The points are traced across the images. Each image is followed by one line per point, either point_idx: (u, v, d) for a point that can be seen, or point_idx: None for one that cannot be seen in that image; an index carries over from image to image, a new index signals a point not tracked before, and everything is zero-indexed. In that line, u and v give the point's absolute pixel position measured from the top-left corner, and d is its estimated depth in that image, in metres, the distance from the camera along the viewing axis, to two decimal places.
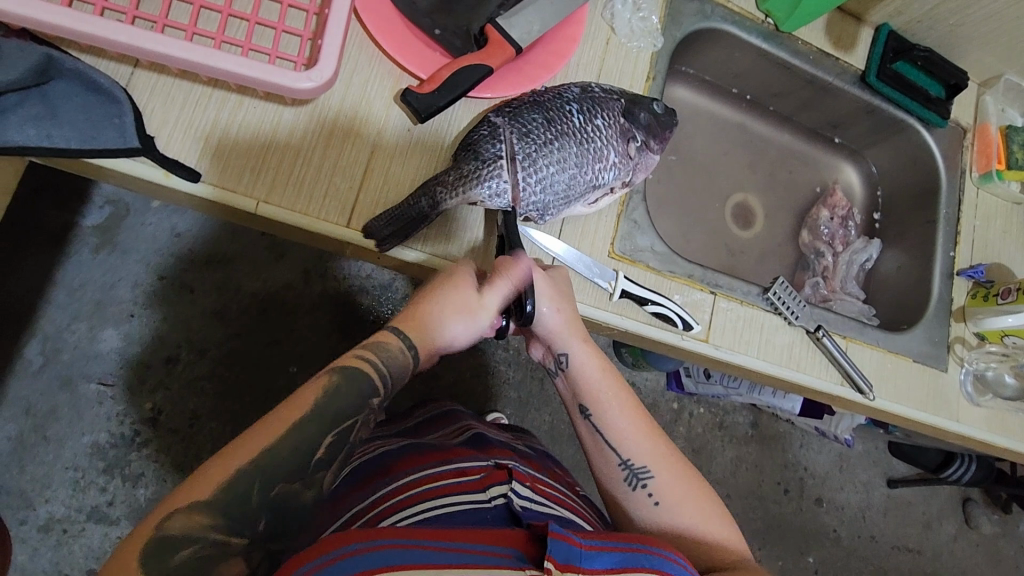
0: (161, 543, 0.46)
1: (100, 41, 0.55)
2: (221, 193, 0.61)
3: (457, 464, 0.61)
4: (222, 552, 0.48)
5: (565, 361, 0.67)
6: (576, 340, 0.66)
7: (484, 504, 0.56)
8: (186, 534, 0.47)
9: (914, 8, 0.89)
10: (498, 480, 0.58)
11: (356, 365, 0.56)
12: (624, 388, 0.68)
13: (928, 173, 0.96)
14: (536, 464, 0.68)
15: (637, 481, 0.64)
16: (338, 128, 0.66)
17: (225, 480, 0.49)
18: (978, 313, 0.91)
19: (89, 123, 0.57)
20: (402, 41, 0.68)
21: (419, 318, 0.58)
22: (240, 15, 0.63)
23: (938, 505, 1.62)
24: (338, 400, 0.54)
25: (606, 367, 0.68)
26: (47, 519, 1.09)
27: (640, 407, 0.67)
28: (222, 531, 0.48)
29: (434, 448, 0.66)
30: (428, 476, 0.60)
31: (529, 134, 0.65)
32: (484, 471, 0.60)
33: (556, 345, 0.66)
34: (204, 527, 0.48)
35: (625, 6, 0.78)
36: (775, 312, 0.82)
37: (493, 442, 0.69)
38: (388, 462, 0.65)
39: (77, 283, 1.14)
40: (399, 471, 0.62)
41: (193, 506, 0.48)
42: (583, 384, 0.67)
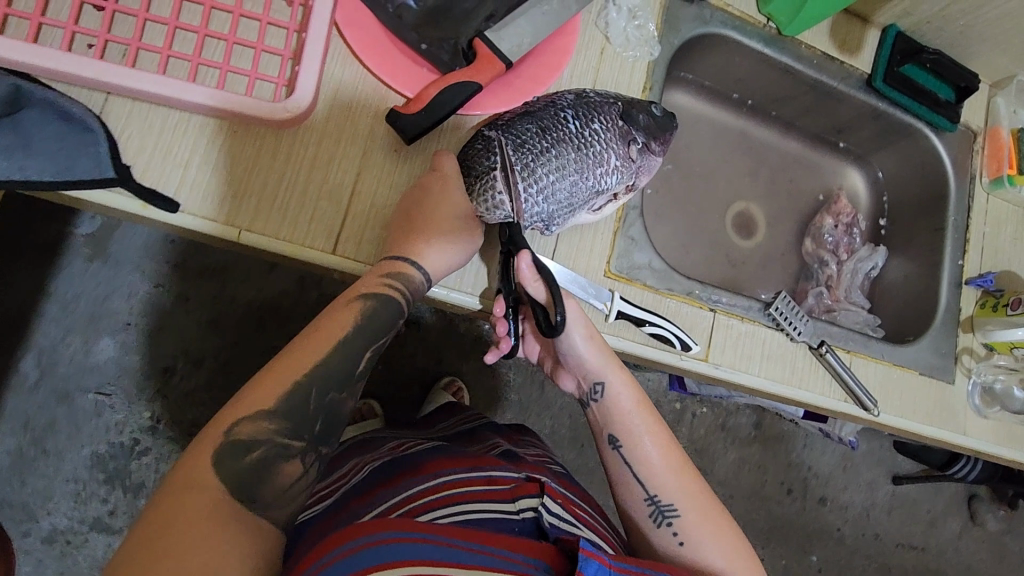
0: (232, 446, 0.47)
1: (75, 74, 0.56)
2: (202, 223, 0.59)
3: (488, 471, 0.57)
4: (284, 453, 0.49)
5: (599, 392, 0.66)
6: (610, 370, 0.65)
7: (512, 516, 0.52)
8: (255, 439, 0.48)
9: (922, 9, 0.85)
10: (530, 492, 0.54)
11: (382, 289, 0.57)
12: (657, 422, 0.66)
13: (936, 179, 0.93)
14: (567, 482, 0.64)
15: (663, 519, 0.62)
16: (323, 148, 0.63)
17: (285, 387, 0.50)
18: (987, 324, 0.88)
19: (62, 153, 0.55)
20: (388, 59, 0.66)
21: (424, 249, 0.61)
22: (217, 35, 0.60)
23: (943, 501, 1.60)
24: (370, 323, 0.56)
25: (641, 400, 0.67)
26: (50, 530, 1.09)
27: (673, 443, 0.66)
28: (286, 435, 0.49)
29: (464, 451, 0.61)
30: (456, 482, 0.55)
31: (524, 145, 0.62)
32: (515, 481, 0.55)
33: (590, 372, 0.66)
34: (270, 432, 0.49)
35: (620, 14, 0.75)
36: (778, 328, 0.79)
37: (522, 457, 0.64)
38: (415, 463, 0.60)
39: (71, 297, 1.12)
40: (428, 474, 0.57)
41: (257, 413, 0.49)
42: (615, 413, 0.66)
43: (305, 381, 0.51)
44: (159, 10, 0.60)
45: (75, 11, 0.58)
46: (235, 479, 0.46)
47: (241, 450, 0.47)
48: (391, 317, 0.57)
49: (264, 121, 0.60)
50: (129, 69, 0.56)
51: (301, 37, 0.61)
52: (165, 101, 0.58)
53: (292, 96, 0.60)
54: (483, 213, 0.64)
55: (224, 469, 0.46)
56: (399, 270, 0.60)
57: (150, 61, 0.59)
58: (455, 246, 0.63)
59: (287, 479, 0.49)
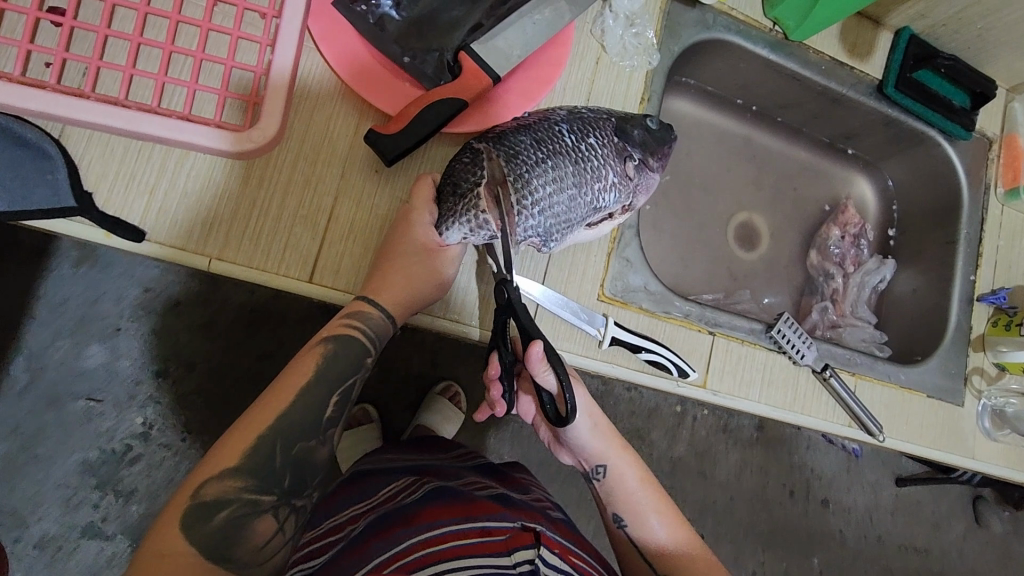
0: (198, 508, 0.49)
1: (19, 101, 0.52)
2: (169, 252, 0.56)
3: (482, 522, 0.55)
4: (254, 510, 0.51)
5: (602, 473, 0.64)
6: (613, 451, 0.64)
7: (509, 569, 0.50)
8: (222, 499, 0.50)
9: (938, 11, 0.81)
10: (525, 544, 0.52)
11: (344, 333, 0.58)
12: (664, 499, 0.64)
13: (949, 188, 0.89)
14: (564, 529, 0.62)
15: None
16: (298, 171, 0.61)
17: (251, 443, 0.52)
18: (999, 343, 0.84)
19: (18, 181, 0.54)
20: (367, 74, 0.62)
21: (389, 287, 0.59)
22: (183, 52, 0.58)
23: (948, 504, 1.52)
24: (331, 368, 0.57)
25: (645, 478, 0.65)
26: (41, 537, 1.01)
27: (680, 518, 0.63)
28: (254, 490, 0.51)
29: (458, 498, 0.59)
30: (448, 534, 0.54)
31: (517, 155, 0.56)
32: (509, 531, 0.54)
33: (592, 454, 0.63)
34: (238, 489, 0.51)
35: (616, 21, 0.71)
36: (779, 351, 0.76)
37: (519, 503, 0.62)
38: (409, 511, 0.58)
39: (59, 299, 1.04)
40: (423, 524, 0.56)
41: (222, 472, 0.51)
42: (622, 495, 0.63)
43: (271, 434, 0.53)
44: (122, 26, 0.57)
45: (31, 29, 0.55)
46: (206, 542, 0.48)
47: (208, 511, 0.49)
48: (355, 359, 0.58)
49: (228, 155, 0.58)
50: (72, 99, 0.53)
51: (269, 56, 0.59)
52: (120, 134, 0.56)
53: (257, 126, 0.57)
54: (464, 236, 0.59)
55: (190, 535, 0.48)
56: (363, 310, 0.59)
57: (112, 80, 0.57)
58: (427, 285, 0.61)
59: (262, 536, 0.51)
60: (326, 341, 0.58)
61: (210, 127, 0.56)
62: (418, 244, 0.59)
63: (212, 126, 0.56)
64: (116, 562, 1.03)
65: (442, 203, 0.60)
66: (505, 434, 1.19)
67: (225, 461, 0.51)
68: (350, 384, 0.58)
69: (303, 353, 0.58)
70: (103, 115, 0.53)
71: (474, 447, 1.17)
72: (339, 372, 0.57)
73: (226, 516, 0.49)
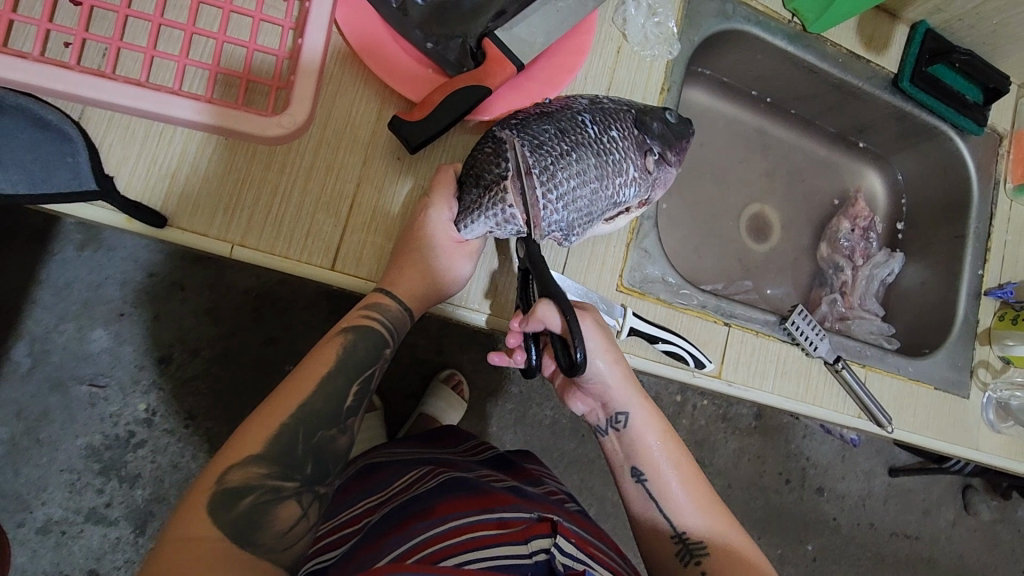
0: (224, 494, 0.49)
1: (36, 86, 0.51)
2: (192, 237, 0.56)
3: (498, 514, 0.55)
4: (276, 496, 0.51)
5: (622, 422, 0.62)
6: (635, 399, 0.62)
7: (525, 560, 0.50)
8: (245, 486, 0.50)
9: (956, 5, 0.81)
10: (542, 532, 0.52)
11: (362, 322, 0.58)
12: (684, 455, 0.63)
13: (960, 183, 0.90)
14: (580, 521, 0.62)
15: (691, 557, 0.58)
16: (321, 158, 0.60)
17: (272, 431, 0.52)
18: (1005, 337, 0.85)
19: (39, 163, 0.53)
20: (389, 61, 0.61)
21: (404, 275, 0.59)
22: (205, 33, 0.57)
23: (938, 492, 1.54)
24: (351, 357, 0.57)
25: (666, 432, 0.63)
26: (45, 521, 1.01)
27: (699, 476, 0.62)
28: (276, 477, 0.51)
29: (472, 491, 0.60)
30: (466, 526, 0.54)
31: (541, 146, 0.56)
32: (525, 521, 0.54)
33: (612, 403, 0.62)
34: (261, 476, 0.51)
35: (638, 10, 0.70)
36: (793, 343, 0.77)
37: (534, 495, 0.63)
38: (425, 504, 0.59)
39: (63, 282, 1.03)
40: (439, 517, 0.56)
41: (246, 459, 0.51)
42: (639, 447, 0.62)
43: (291, 421, 0.53)
44: (142, 7, 0.57)
45: (49, 7, 0.54)
46: (231, 527, 0.48)
47: (233, 498, 0.49)
48: (374, 349, 0.59)
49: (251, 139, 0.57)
50: (97, 80, 0.52)
51: (295, 41, 0.58)
52: (144, 116, 0.55)
53: (287, 111, 0.56)
54: (493, 229, 0.59)
55: (216, 520, 0.48)
56: (380, 301, 0.59)
57: (133, 61, 0.56)
58: (443, 278, 0.61)
59: (285, 522, 0.51)
60: (346, 330, 0.58)
61: (235, 111, 0.55)
62: (436, 238, 0.59)
63: (237, 109, 0.55)
64: (121, 546, 1.03)
65: (463, 194, 0.59)
66: (509, 420, 1.20)
67: (246, 448, 0.51)
68: (370, 373, 0.59)
69: (322, 343, 0.58)
70: (128, 96, 0.52)
71: (478, 433, 1.18)
72: (359, 362, 0.58)
73: (251, 501, 0.50)
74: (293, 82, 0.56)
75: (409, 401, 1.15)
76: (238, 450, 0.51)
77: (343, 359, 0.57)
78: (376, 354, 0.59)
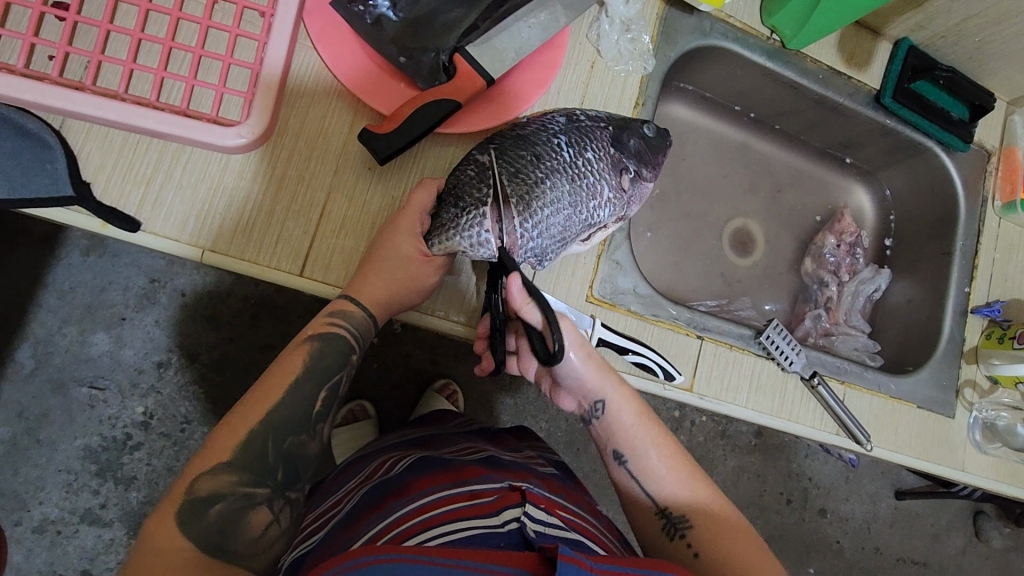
0: (194, 504, 0.50)
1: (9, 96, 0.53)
2: (163, 243, 0.58)
3: (471, 486, 0.55)
4: (249, 503, 0.52)
5: (600, 410, 0.62)
6: (610, 384, 0.61)
7: (498, 529, 0.49)
8: (216, 494, 0.51)
9: (936, 22, 0.81)
10: (513, 502, 0.51)
11: (328, 329, 0.59)
12: (662, 432, 0.62)
13: (946, 200, 0.89)
14: (554, 485, 0.62)
15: (676, 530, 0.57)
16: (291, 168, 0.62)
17: (242, 437, 0.54)
18: (992, 356, 0.84)
19: (19, 169, 0.56)
20: (361, 75, 0.63)
21: (367, 283, 0.60)
22: (183, 48, 0.59)
23: (947, 517, 1.50)
24: (318, 363, 0.58)
25: (643, 412, 0.62)
26: (41, 521, 1.03)
27: (680, 451, 0.61)
28: (246, 484, 0.52)
29: (446, 466, 0.59)
30: (442, 500, 0.53)
31: (518, 174, 0.58)
32: (497, 492, 0.53)
33: (589, 393, 0.62)
34: (232, 484, 0.52)
35: (612, 26, 0.71)
36: (768, 357, 0.76)
37: (508, 463, 0.63)
38: (398, 484, 0.58)
39: (67, 286, 1.05)
40: (415, 493, 0.55)
41: (216, 469, 0.52)
42: (620, 431, 0.61)
43: (261, 428, 0.54)
44: (124, 21, 0.59)
45: (35, 22, 0.56)
46: (201, 537, 0.49)
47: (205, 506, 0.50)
48: (340, 357, 0.59)
49: (212, 151, 0.59)
50: (71, 93, 0.54)
51: (263, 57, 0.60)
52: (113, 126, 0.57)
53: (246, 121, 0.58)
54: (465, 250, 0.59)
55: (188, 528, 0.49)
56: (346, 308, 0.60)
57: (113, 73, 0.58)
58: (408, 290, 0.61)
59: (258, 527, 0.52)
60: (313, 335, 0.59)
61: (197, 121, 0.57)
62: (401, 252, 0.59)
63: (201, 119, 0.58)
64: (114, 548, 1.05)
65: (439, 212, 0.60)
66: None
67: (215, 458, 0.52)
68: (341, 376, 0.60)
69: (290, 347, 0.59)
70: (103, 109, 0.55)
71: None
72: (327, 365, 0.59)
73: (222, 508, 0.50)
74: (255, 94, 0.59)
75: (401, 410, 1.16)
76: (209, 460, 0.52)
77: (310, 367, 0.58)
78: (345, 358, 0.60)
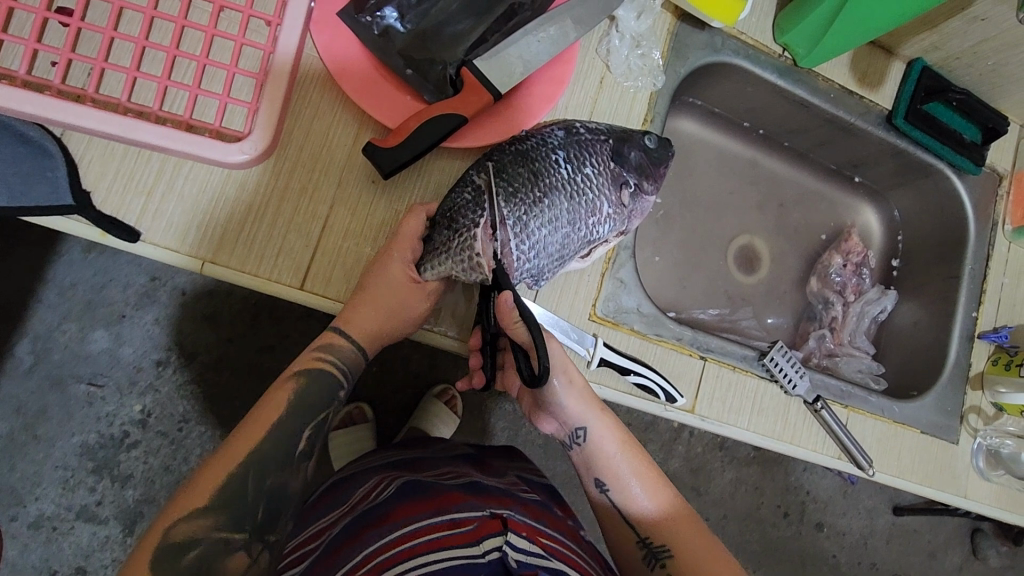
0: (168, 549, 0.50)
1: (7, 110, 0.53)
2: (165, 254, 0.57)
3: (452, 514, 0.57)
4: (225, 547, 0.51)
5: (582, 437, 0.61)
6: (592, 412, 0.60)
7: (478, 559, 0.52)
8: (190, 538, 0.51)
9: (952, 44, 0.80)
10: (494, 531, 0.54)
11: (314, 363, 0.59)
12: (644, 459, 0.61)
13: (956, 222, 0.88)
14: (535, 510, 0.63)
15: (656, 562, 0.57)
16: (295, 179, 0.61)
17: (220, 479, 0.53)
18: (997, 382, 0.83)
19: (18, 177, 0.55)
20: (368, 87, 0.62)
21: (360, 322, 0.60)
22: (187, 56, 0.58)
23: (945, 534, 1.49)
24: (301, 401, 0.58)
25: (627, 441, 0.62)
26: (37, 516, 1.03)
27: (662, 478, 0.61)
28: (224, 529, 0.52)
29: (428, 491, 0.62)
30: (421, 530, 0.56)
31: (515, 195, 0.58)
32: (477, 520, 0.56)
33: (571, 420, 0.61)
34: (207, 528, 0.51)
35: (622, 41, 0.70)
36: (772, 380, 0.76)
37: (491, 487, 0.64)
38: (381, 510, 0.61)
39: (68, 283, 1.05)
40: (393, 522, 0.58)
41: (193, 512, 0.51)
42: (600, 458, 0.61)
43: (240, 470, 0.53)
44: (128, 28, 0.58)
45: (38, 28, 0.56)
46: None
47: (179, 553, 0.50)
48: (327, 390, 0.59)
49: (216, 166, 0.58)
50: (70, 105, 0.53)
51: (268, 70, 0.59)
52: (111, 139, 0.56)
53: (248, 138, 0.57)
54: (459, 275, 0.59)
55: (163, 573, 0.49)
56: (334, 340, 0.60)
57: (116, 81, 0.57)
58: (403, 323, 0.61)
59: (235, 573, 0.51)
60: (299, 374, 0.59)
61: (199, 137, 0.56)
62: (393, 279, 0.59)
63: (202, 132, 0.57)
64: (109, 545, 1.05)
65: (432, 235, 0.60)
66: (499, 439, 1.20)
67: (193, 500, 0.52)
68: (323, 414, 0.59)
69: (274, 388, 0.58)
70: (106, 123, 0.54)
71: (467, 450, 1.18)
72: (312, 402, 0.58)
73: (195, 555, 0.50)
74: (259, 107, 0.58)
75: (399, 415, 1.15)
76: (186, 503, 0.52)
77: (294, 404, 0.57)
78: (332, 393, 0.59)
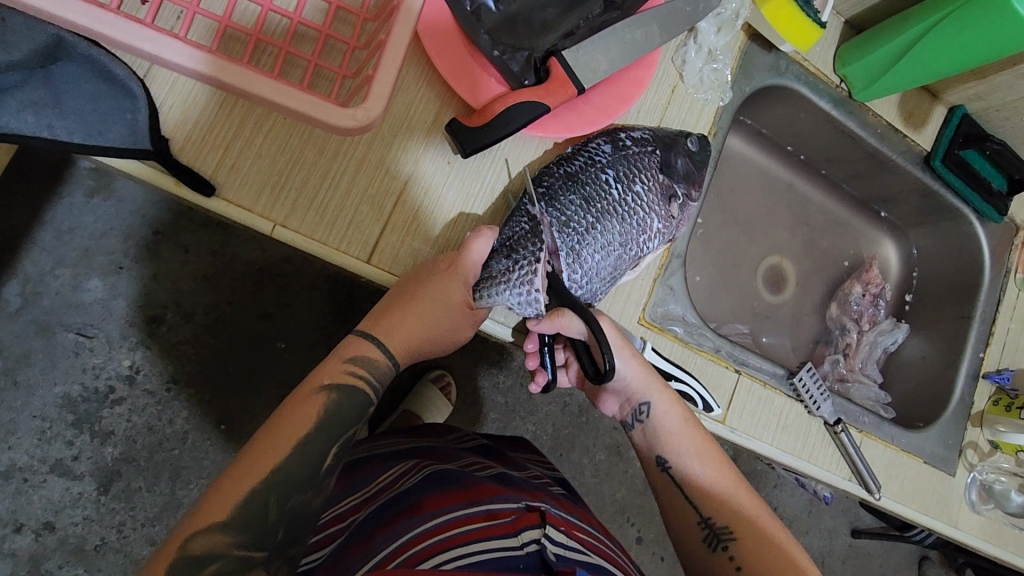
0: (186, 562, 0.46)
1: (118, 45, 0.48)
2: (237, 211, 0.56)
3: (486, 506, 0.56)
4: (244, 565, 0.48)
5: (645, 412, 0.65)
6: (656, 389, 0.64)
7: (517, 551, 0.52)
8: (211, 553, 0.47)
9: (995, 95, 0.83)
10: (532, 524, 0.54)
11: (349, 378, 0.55)
12: (706, 438, 0.65)
13: (973, 266, 0.92)
14: (568, 505, 0.64)
15: (718, 542, 0.59)
16: (374, 151, 0.60)
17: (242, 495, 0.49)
18: (997, 422, 0.87)
19: (96, 116, 0.52)
20: (455, 65, 0.61)
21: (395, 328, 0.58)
22: (280, 12, 0.57)
23: (896, 559, 1.55)
24: (331, 419, 0.53)
25: (687, 419, 0.65)
26: (7, 466, 0.97)
27: (723, 460, 0.64)
28: (245, 547, 0.48)
29: (459, 482, 0.61)
30: (457, 520, 0.55)
31: (568, 223, 0.61)
32: (515, 512, 0.56)
33: (637, 396, 0.65)
34: (227, 544, 0.48)
35: (698, 54, 0.72)
36: (798, 400, 0.78)
37: (520, 482, 0.65)
38: (412, 500, 0.59)
39: (67, 227, 1.00)
40: (427, 513, 0.57)
41: (215, 525, 0.48)
42: (665, 435, 0.64)
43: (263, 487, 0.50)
44: None
45: None
46: None
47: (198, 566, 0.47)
48: (357, 407, 0.55)
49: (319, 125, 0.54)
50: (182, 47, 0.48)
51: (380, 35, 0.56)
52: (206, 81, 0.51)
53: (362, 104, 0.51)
54: (511, 308, 0.58)
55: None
56: (369, 352, 0.57)
57: (204, 28, 0.56)
58: (442, 338, 0.60)
59: None
60: (330, 386, 0.54)
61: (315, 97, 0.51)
62: (452, 298, 0.58)
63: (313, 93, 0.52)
64: (81, 503, 0.99)
65: (490, 262, 0.59)
66: (490, 429, 1.20)
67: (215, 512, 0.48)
68: (349, 432, 0.55)
69: (299, 397, 0.54)
70: (204, 65, 0.49)
71: None
72: (341, 421, 0.54)
73: (215, 571, 0.47)
74: (373, 76, 0.51)
75: (391, 396, 1.16)
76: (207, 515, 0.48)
77: (324, 423, 0.53)
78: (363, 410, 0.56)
